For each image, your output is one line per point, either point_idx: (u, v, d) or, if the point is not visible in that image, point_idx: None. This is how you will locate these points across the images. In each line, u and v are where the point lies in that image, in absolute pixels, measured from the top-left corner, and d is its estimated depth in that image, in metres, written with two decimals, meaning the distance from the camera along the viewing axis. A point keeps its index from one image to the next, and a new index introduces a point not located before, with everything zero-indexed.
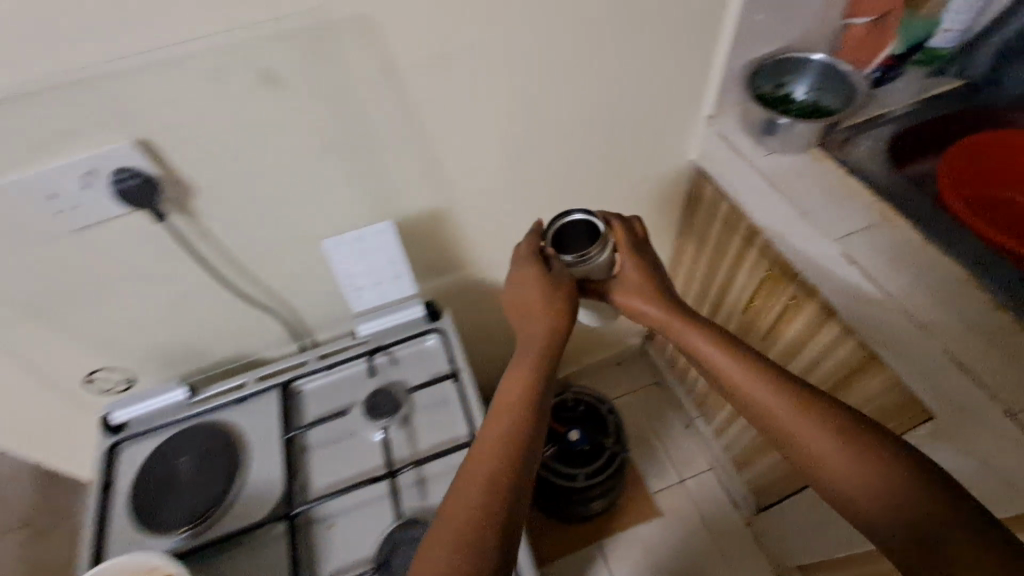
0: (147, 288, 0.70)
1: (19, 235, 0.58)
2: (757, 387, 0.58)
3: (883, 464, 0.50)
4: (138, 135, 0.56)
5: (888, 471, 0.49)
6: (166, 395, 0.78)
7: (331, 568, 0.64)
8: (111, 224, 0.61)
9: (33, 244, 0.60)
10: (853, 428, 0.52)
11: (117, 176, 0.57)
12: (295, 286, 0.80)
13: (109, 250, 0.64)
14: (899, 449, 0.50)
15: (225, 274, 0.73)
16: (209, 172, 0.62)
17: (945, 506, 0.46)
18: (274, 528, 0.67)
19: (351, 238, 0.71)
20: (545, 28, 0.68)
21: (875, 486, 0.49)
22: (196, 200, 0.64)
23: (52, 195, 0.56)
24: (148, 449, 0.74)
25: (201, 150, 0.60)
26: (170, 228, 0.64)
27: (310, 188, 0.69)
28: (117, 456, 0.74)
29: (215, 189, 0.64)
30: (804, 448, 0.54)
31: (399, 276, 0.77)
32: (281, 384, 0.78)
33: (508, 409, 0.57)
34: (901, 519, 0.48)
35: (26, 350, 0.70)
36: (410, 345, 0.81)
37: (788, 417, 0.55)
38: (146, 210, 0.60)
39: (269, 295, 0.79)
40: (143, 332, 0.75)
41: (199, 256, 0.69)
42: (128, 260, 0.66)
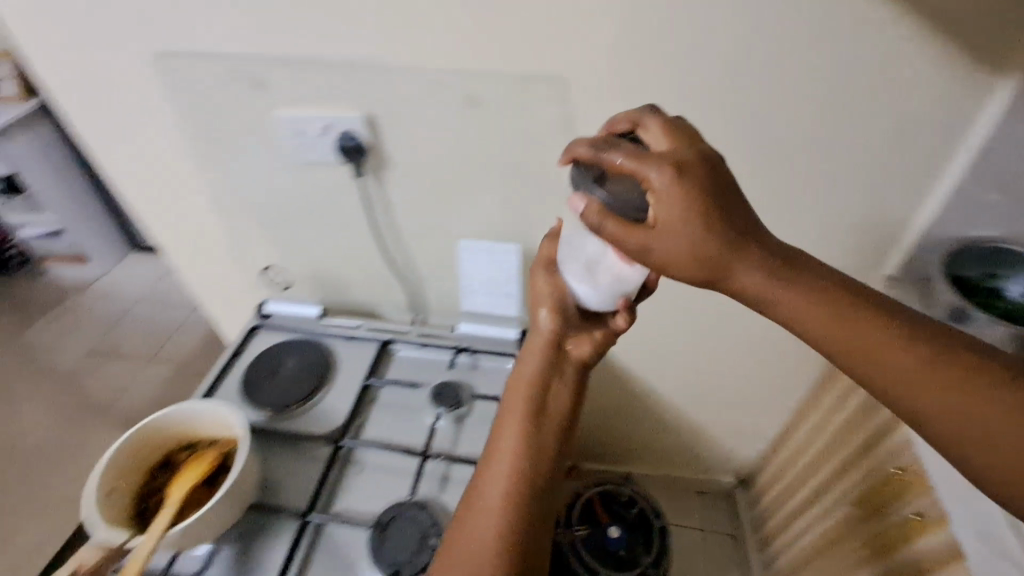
0: (326, 222, 0.86)
1: (265, 144, 0.77)
2: (922, 374, 0.43)
3: (985, 448, 0.41)
4: (370, 111, 0.72)
5: (938, 408, 0.43)
6: (301, 308, 0.95)
7: (344, 503, 0.72)
8: (324, 168, 0.79)
9: (273, 158, 0.79)
10: (963, 391, 0.42)
11: (341, 135, 0.74)
12: (427, 264, 0.90)
13: (316, 186, 0.81)
14: (902, 380, 0.44)
15: (384, 236, 0.87)
16: (406, 152, 0.76)
17: (1008, 453, 0.40)
18: (315, 449, 0.77)
19: (485, 248, 0.85)
20: (713, 135, 0.70)
21: (981, 456, 0.41)
22: (388, 170, 0.78)
23: (299, 132, 0.74)
24: (274, 340, 0.92)
25: (407, 130, 0.74)
26: (360, 184, 0.80)
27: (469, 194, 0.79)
28: (252, 336, 0.93)
29: (403, 168, 0.78)
30: (973, 460, 0.41)
31: (511, 294, 0.89)
32: (386, 339, 0.91)
33: (527, 391, 0.60)
34: (918, 418, 0.44)
35: (234, 236, 0.90)
36: (495, 359, 0.88)
37: (943, 420, 0.42)
38: (351, 165, 0.76)
39: (406, 267, 0.91)
40: (308, 258, 0.92)
41: (371, 212, 0.83)
42: (324, 193, 0.82)
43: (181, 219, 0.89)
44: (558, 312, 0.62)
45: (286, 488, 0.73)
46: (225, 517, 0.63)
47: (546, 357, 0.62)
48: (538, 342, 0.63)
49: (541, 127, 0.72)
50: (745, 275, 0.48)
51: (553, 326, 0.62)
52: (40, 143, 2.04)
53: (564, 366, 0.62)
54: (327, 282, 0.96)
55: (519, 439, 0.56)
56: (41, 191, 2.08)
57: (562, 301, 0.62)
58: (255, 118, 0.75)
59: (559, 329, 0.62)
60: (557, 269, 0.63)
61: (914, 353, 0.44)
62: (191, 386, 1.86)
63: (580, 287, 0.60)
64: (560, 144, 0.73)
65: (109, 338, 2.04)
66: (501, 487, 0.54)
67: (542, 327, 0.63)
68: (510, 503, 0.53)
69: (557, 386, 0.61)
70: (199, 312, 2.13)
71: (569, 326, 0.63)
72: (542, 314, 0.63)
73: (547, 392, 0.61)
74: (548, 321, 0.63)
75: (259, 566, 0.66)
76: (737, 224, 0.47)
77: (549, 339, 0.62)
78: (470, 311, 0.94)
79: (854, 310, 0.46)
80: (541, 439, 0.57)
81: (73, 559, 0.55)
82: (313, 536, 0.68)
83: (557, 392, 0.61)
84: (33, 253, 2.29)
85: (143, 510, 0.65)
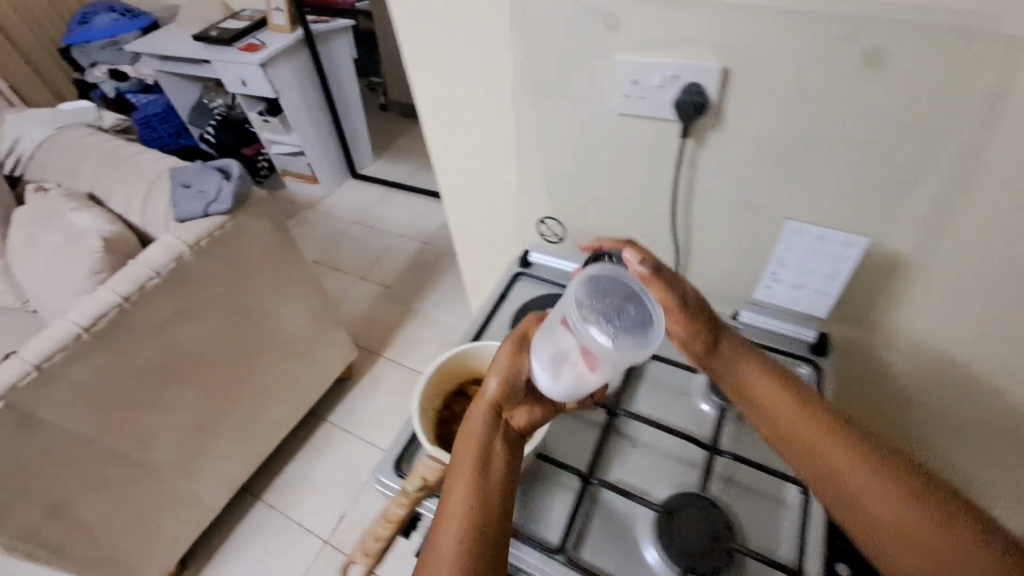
0: (620, 181, 0.81)
1: (587, 93, 0.72)
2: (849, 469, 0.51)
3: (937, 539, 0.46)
4: (727, 64, 0.62)
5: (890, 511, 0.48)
6: (567, 263, 0.93)
7: (619, 475, 0.70)
8: (644, 123, 0.72)
9: (590, 109, 0.74)
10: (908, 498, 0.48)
11: (686, 88, 0.64)
12: (716, 241, 0.81)
13: (625, 141, 0.75)
14: (846, 485, 0.51)
15: (679, 205, 0.79)
16: (749, 116, 0.65)
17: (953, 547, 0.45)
18: (592, 414, 0.77)
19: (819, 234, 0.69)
20: None
21: (905, 556, 0.47)
22: (718, 134, 0.69)
23: (636, 81, 0.67)
24: (537, 292, 0.92)
25: (761, 91, 0.63)
26: (680, 145, 0.72)
27: (810, 173, 0.67)
28: (514, 283, 0.94)
29: (737, 133, 0.68)
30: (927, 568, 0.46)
31: (826, 291, 0.72)
32: None
33: (465, 450, 0.55)
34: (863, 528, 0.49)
35: (520, 182, 0.90)
36: (777, 357, 0.79)
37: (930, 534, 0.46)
38: (682, 124, 0.68)
39: (689, 240, 0.83)
40: (583, 215, 0.89)
41: (677, 178, 0.75)
42: (633, 152, 0.76)
43: (472, 159, 0.91)
44: (507, 382, 0.58)
45: (564, 446, 0.73)
46: (529, 454, 0.65)
47: (487, 419, 0.57)
48: (476, 410, 0.58)
49: (958, 100, 0.55)
50: (753, 365, 0.60)
51: (499, 396, 0.58)
52: (298, 71, 2.30)
53: (502, 431, 0.58)
54: (592, 241, 0.93)
55: (467, 488, 0.52)
56: (293, 115, 2.36)
57: (513, 378, 0.58)
58: (589, 62, 0.69)
59: (503, 396, 0.58)
60: (527, 346, 0.61)
61: (882, 463, 0.50)
62: (395, 307, 2.05)
63: (537, 370, 0.58)
64: (979, 125, 0.56)
65: (332, 252, 2.32)
66: (451, 534, 0.49)
67: (484, 396, 0.58)
68: (469, 546, 0.48)
69: (496, 451, 0.56)
70: (404, 240, 2.35)
71: (516, 395, 0.59)
72: (489, 381, 0.58)
73: (488, 454, 0.55)
74: (495, 391, 0.58)
75: (542, 511, 0.68)
76: (726, 345, 0.62)
77: (495, 404, 0.58)
78: (756, 300, 0.83)
79: (814, 414, 0.55)
80: (477, 486, 0.52)
81: (415, 471, 0.58)
82: (594, 499, 0.69)
83: (500, 460, 0.55)
84: (280, 166, 2.68)
85: (444, 436, 0.69)
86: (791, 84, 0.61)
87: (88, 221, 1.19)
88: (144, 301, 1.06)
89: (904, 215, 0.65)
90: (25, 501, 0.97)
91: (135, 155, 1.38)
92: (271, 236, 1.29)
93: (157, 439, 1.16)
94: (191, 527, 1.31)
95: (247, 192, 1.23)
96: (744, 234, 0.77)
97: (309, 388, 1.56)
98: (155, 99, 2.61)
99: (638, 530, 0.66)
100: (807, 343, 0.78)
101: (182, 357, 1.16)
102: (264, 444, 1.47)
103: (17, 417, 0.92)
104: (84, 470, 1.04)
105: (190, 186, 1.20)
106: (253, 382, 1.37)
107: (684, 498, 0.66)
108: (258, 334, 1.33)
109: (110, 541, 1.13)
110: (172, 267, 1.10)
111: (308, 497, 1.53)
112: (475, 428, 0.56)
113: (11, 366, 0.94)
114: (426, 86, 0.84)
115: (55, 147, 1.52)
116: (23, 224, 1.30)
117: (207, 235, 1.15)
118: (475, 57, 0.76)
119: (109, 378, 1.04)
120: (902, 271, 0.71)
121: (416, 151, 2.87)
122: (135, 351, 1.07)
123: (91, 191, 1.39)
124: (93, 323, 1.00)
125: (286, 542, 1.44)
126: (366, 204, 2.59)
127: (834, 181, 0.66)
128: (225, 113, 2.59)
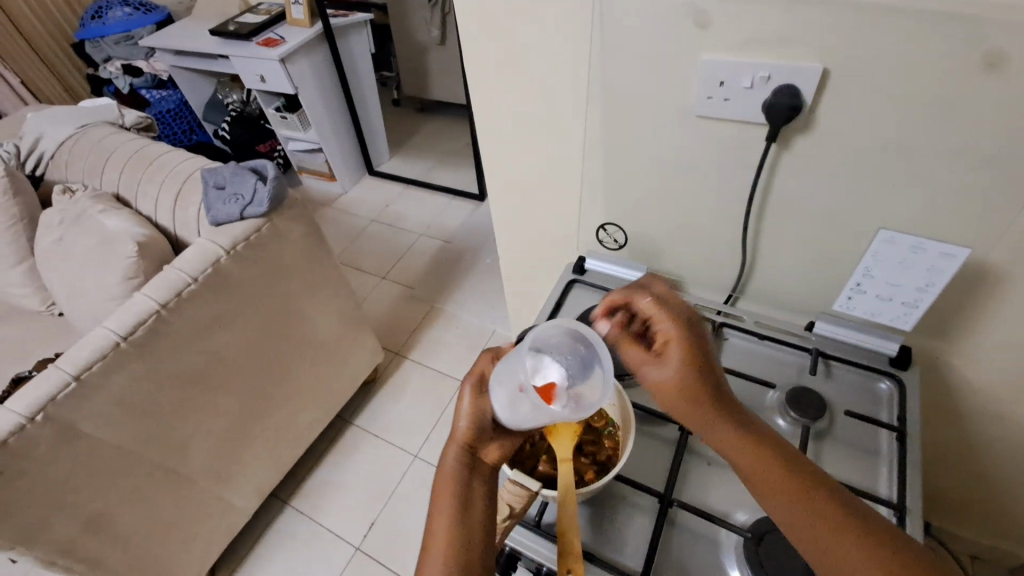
0: (690, 186, 0.77)
1: (664, 94, 0.69)
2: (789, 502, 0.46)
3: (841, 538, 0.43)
4: (828, 64, 0.58)
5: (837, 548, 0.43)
6: (626, 270, 0.90)
7: (697, 495, 0.67)
8: (725, 126, 0.68)
9: (665, 111, 0.70)
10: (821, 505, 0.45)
11: (779, 89, 0.61)
12: (790, 249, 0.77)
13: (701, 145, 0.71)
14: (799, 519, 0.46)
15: (753, 211, 0.76)
16: (845, 121, 0.62)
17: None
18: (663, 428, 0.73)
19: (913, 245, 0.65)
20: None
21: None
22: (806, 138, 0.65)
23: (723, 82, 0.63)
24: (595, 299, 0.88)
25: (861, 94, 0.59)
26: (763, 150, 0.68)
27: (908, 180, 0.63)
28: (570, 290, 0.90)
29: (829, 138, 0.64)
30: None
31: (913, 305, 0.69)
32: (717, 321, 0.83)
33: (441, 493, 0.53)
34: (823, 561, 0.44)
35: (579, 185, 0.87)
36: (856, 371, 0.75)
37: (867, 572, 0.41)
38: (771, 128, 0.64)
39: (760, 247, 0.80)
40: (645, 220, 0.85)
41: (755, 183, 0.71)
42: (708, 156, 0.72)
43: (529, 161, 0.88)
44: (477, 422, 0.56)
45: (636, 464, 0.70)
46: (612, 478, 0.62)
47: (460, 460, 0.55)
48: (449, 452, 0.56)
49: None
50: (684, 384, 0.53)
51: (471, 435, 0.56)
52: (316, 66, 2.26)
53: (481, 470, 0.55)
54: (652, 247, 0.89)
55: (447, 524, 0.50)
56: (311, 111, 2.31)
57: (480, 419, 0.56)
58: (672, 61, 0.65)
59: (475, 435, 0.56)
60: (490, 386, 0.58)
61: (787, 465, 0.48)
62: (419, 307, 2.02)
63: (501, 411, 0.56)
64: None
65: (352, 251, 2.29)
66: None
67: (455, 438, 0.56)
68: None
69: (475, 492, 0.53)
70: (425, 238, 2.31)
71: (487, 435, 0.57)
72: (460, 420, 0.57)
73: (466, 496, 0.52)
74: (467, 430, 0.56)
75: (619, 533, 0.64)
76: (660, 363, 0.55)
77: (466, 446, 0.56)
78: (832, 311, 0.80)
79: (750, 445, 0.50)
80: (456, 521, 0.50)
81: (500, 499, 0.55)
82: (672, 521, 0.65)
83: (480, 502, 0.52)
84: (296, 162, 2.65)
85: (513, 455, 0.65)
86: (898, 86, 0.57)
87: (119, 224, 1.16)
88: (181, 308, 1.03)
89: (1014, 225, 0.61)
90: (63, 514, 0.94)
91: (163, 155, 1.35)
92: (304, 238, 1.26)
93: (192, 448, 1.13)
94: (222, 535, 1.28)
95: (282, 193, 1.19)
96: (823, 242, 0.74)
97: (338, 391, 1.53)
98: (170, 95, 2.56)
99: (723, 555, 0.62)
100: (888, 357, 0.75)
101: (217, 363, 1.13)
102: (294, 450, 1.44)
103: (56, 430, 0.89)
104: (122, 482, 1.01)
105: (225, 188, 1.18)
106: (285, 388, 1.34)
107: (772, 523, 0.62)
108: (291, 338, 1.30)
109: (145, 551, 1.11)
110: (209, 272, 1.07)
111: (337, 502, 1.50)
112: (448, 470, 0.54)
113: (48, 376, 0.91)
114: (486, 86, 0.81)
115: (80, 146, 1.48)
116: (51, 226, 1.27)
117: (243, 239, 1.12)
118: (542, 56, 0.73)
119: (147, 387, 1.01)
120: (1000, 284, 0.66)
121: (434, 148, 2.82)
122: (172, 358, 1.04)
123: (118, 192, 1.36)
124: (132, 331, 0.97)
125: (316, 548, 1.41)
126: (384, 202, 2.55)
127: (935, 190, 0.62)
128: (239, 109, 2.55)
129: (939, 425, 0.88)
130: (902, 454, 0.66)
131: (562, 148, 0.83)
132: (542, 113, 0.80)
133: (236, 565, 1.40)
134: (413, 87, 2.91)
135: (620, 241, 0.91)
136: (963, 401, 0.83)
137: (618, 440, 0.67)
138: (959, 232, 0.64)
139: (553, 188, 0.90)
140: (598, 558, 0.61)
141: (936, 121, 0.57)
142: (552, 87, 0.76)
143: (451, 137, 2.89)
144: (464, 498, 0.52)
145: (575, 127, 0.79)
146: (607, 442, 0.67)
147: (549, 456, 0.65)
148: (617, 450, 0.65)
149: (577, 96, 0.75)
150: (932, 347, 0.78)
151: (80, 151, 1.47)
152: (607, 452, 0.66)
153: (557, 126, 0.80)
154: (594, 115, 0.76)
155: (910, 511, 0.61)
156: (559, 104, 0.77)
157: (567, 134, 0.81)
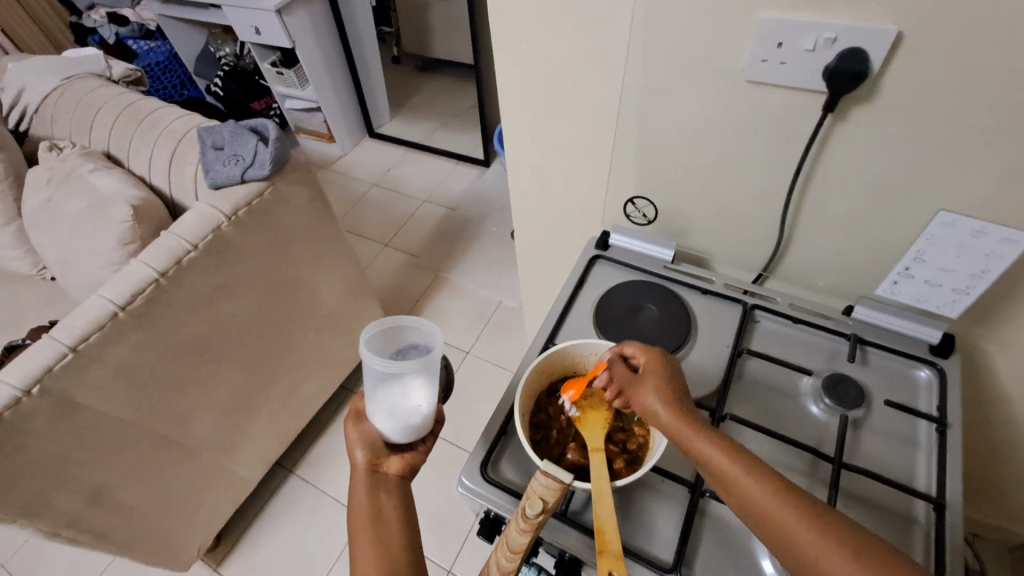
0: (730, 158, 0.72)
1: (711, 57, 0.63)
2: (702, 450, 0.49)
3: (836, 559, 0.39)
4: (904, 27, 0.52)
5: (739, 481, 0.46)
6: (653, 246, 0.86)
7: None
8: (776, 94, 0.63)
9: (711, 76, 0.65)
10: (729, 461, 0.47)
11: (844, 54, 0.55)
12: (832, 228, 0.73)
13: (744, 114, 0.66)
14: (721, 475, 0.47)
15: (796, 187, 0.71)
16: (912, 90, 0.56)
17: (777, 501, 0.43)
18: None
19: (975, 229, 0.61)
20: None
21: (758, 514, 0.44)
22: (866, 110, 0.60)
23: (781, 43, 0.58)
24: (619, 277, 0.84)
25: (936, 61, 0.53)
26: (817, 122, 0.63)
27: (975, 158, 0.58)
28: (593, 266, 0.86)
29: (893, 109, 0.58)
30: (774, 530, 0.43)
31: (965, 291, 0.66)
32: (748, 302, 0.79)
33: (355, 515, 0.52)
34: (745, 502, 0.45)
35: (608, 154, 0.81)
36: (894, 358, 0.72)
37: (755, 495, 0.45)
38: (829, 97, 0.59)
39: (799, 225, 0.75)
40: (677, 193, 0.80)
41: (804, 157, 0.66)
42: (755, 126, 0.67)
43: (554, 125, 0.82)
44: (371, 446, 0.57)
45: (666, 453, 0.67)
46: (647, 468, 0.58)
47: (365, 484, 0.54)
48: (355, 480, 0.55)
49: None
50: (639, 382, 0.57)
51: (370, 459, 0.56)
52: (314, 18, 2.13)
53: (388, 484, 0.55)
54: (680, 222, 0.85)
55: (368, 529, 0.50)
56: (309, 67, 2.20)
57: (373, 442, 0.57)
58: (724, 19, 0.59)
59: (372, 457, 0.57)
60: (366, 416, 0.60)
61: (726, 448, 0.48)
62: (423, 276, 1.97)
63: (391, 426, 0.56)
64: None
65: (353, 216, 2.22)
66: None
67: (355, 468, 0.56)
68: None
69: (388, 501, 0.53)
70: (428, 205, 2.24)
71: (384, 454, 0.58)
72: (355, 452, 0.57)
73: (380, 503, 0.53)
74: (365, 457, 0.56)
75: (648, 524, 0.61)
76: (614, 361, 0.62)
77: (369, 468, 0.56)
78: (873, 294, 0.76)
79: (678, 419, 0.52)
80: (372, 524, 0.51)
81: (531, 491, 0.52)
82: (703, 511, 0.62)
83: (393, 508, 0.53)
84: (293, 122, 2.54)
85: (540, 443, 0.63)
86: (984, 51, 0.51)
87: (111, 185, 1.10)
88: (181, 276, 0.98)
89: None
90: (65, 486, 0.91)
91: (155, 110, 1.27)
92: (307, 202, 1.20)
93: (195, 419, 1.11)
94: (227, 504, 1.27)
95: (285, 155, 1.13)
96: (870, 220, 0.69)
97: (342, 361, 1.50)
98: (159, 47, 2.43)
99: (755, 546, 0.59)
100: (928, 344, 0.72)
101: (219, 334, 1.09)
102: (299, 419, 1.42)
103: (53, 402, 0.85)
104: (123, 455, 0.98)
105: (223, 149, 1.11)
106: (288, 358, 1.30)
107: None
108: (296, 306, 1.26)
109: (149, 521, 1.09)
110: (210, 240, 1.01)
111: (342, 471, 1.49)
112: (357, 496, 0.53)
113: (44, 348, 0.87)
114: (512, 41, 0.74)
115: (66, 99, 1.40)
116: (40, 186, 1.20)
117: (245, 204, 1.06)
118: (577, 9, 0.66)
119: (148, 358, 0.97)
120: None
121: (437, 109, 2.71)
122: (174, 328, 1.00)
123: (109, 150, 1.29)
124: (130, 301, 0.92)
125: (320, 517, 1.41)
126: (386, 165, 2.46)
127: (1005, 169, 0.57)
128: (232, 63, 2.43)
129: (969, 412, 0.85)
130: (942, 445, 0.63)
131: (591, 113, 0.77)
132: (573, 74, 0.74)
133: (241, 532, 1.40)
134: (415, 44, 2.77)
135: (649, 216, 0.87)
136: (998, 388, 0.80)
137: (648, 429, 0.63)
138: (1020, 217, 0.59)
139: (576, 155, 0.85)
140: (629, 550, 0.59)
141: (1018, 95, 0.52)
142: (585, 46, 0.70)
143: (456, 98, 2.77)
144: (381, 502, 0.53)
145: (606, 91, 0.73)
146: (637, 429, 0.64)
147: (578, 444, 0.62)
148: (648, 439, 0.63)
149: (614, 55, 0.69)
150: (973, 334, 0.74)
151: (66, 103, 1.39)
152: (638, 440, 0.63)
153: (588, 88, 0.75)
154: (630, 77, 0.70)
155: (950, 506, 0.59)
156: (592, 64, 0.71)
157: (599, 98, 0.75)
